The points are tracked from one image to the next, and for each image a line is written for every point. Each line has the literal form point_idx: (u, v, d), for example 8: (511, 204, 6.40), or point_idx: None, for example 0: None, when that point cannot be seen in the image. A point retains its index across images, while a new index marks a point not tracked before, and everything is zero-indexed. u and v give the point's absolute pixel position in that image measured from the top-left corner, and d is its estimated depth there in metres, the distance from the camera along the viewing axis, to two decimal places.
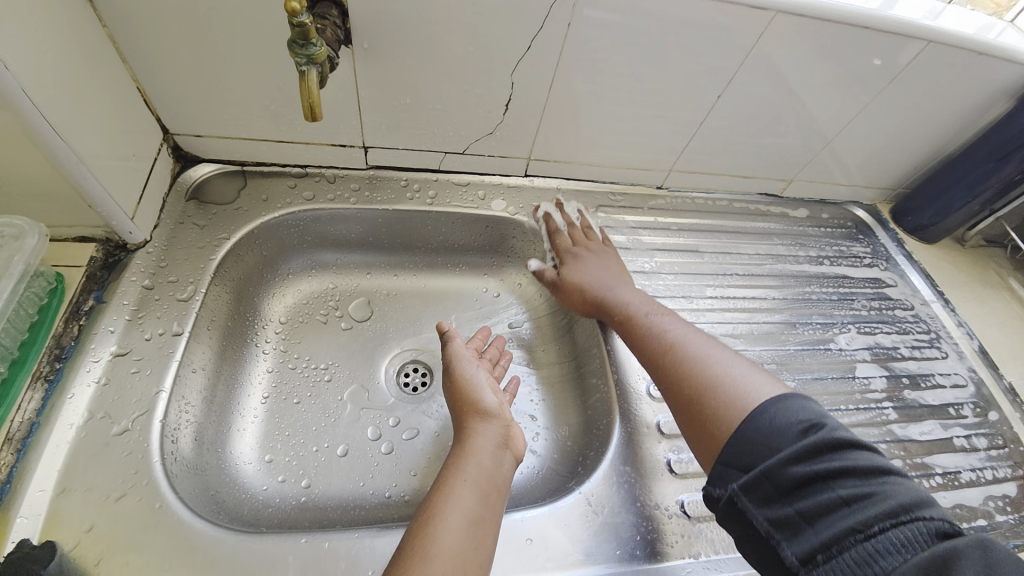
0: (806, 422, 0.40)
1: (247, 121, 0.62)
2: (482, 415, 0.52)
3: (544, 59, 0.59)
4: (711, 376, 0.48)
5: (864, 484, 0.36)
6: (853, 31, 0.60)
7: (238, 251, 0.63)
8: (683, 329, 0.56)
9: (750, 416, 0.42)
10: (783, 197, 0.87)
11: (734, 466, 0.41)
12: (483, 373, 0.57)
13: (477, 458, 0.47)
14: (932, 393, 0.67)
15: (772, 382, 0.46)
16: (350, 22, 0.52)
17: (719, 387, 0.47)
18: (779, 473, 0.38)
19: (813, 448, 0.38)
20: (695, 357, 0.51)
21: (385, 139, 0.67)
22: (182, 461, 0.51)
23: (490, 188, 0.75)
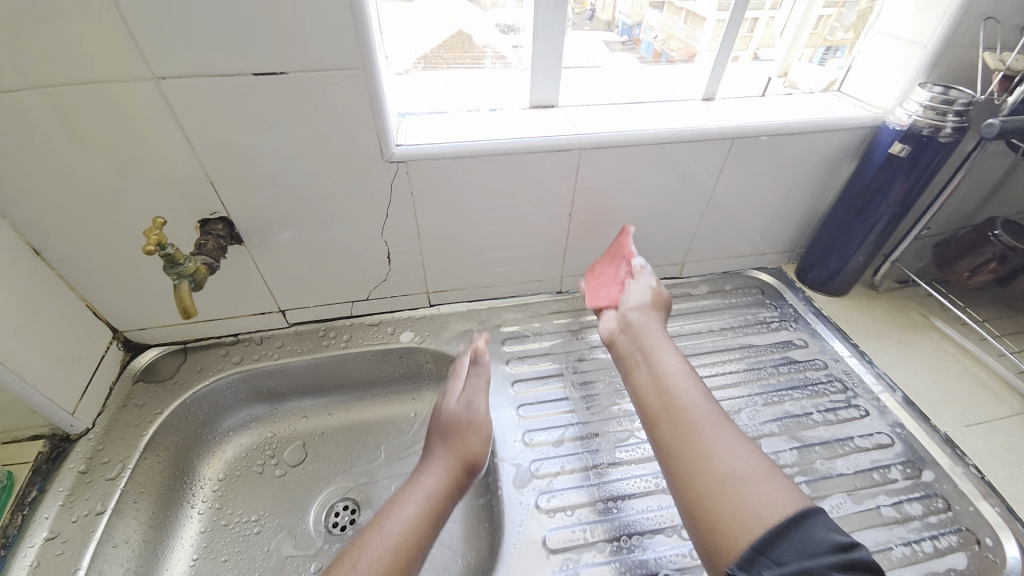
0: (827, 548, 0.43)
1: (180, 309, 0.75)
2: (446, 467, 0.63)
3: (405, 219, 0.70)
4: (737, 483, 0.50)
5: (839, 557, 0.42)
6: (660, 145, 0.71)
7: (171, 422, 0.72)
8: (717, 422, 0.56)
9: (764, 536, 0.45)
10: (683, 277, 0.92)
11: (757, 550, 0.44)
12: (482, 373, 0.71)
13: (368, 559, 0.52)
14: (847, 461, 0.65)
15: (791, 497, 0.48)
16: (236, 228, 0.65)
17: (742, 494, 0.49)
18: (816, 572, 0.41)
19: (849, 559, 0.42)
20: (738, 472, 0.51)
21: (297, 300, 0.78)
22: None
23: (400, 322, 0.83)
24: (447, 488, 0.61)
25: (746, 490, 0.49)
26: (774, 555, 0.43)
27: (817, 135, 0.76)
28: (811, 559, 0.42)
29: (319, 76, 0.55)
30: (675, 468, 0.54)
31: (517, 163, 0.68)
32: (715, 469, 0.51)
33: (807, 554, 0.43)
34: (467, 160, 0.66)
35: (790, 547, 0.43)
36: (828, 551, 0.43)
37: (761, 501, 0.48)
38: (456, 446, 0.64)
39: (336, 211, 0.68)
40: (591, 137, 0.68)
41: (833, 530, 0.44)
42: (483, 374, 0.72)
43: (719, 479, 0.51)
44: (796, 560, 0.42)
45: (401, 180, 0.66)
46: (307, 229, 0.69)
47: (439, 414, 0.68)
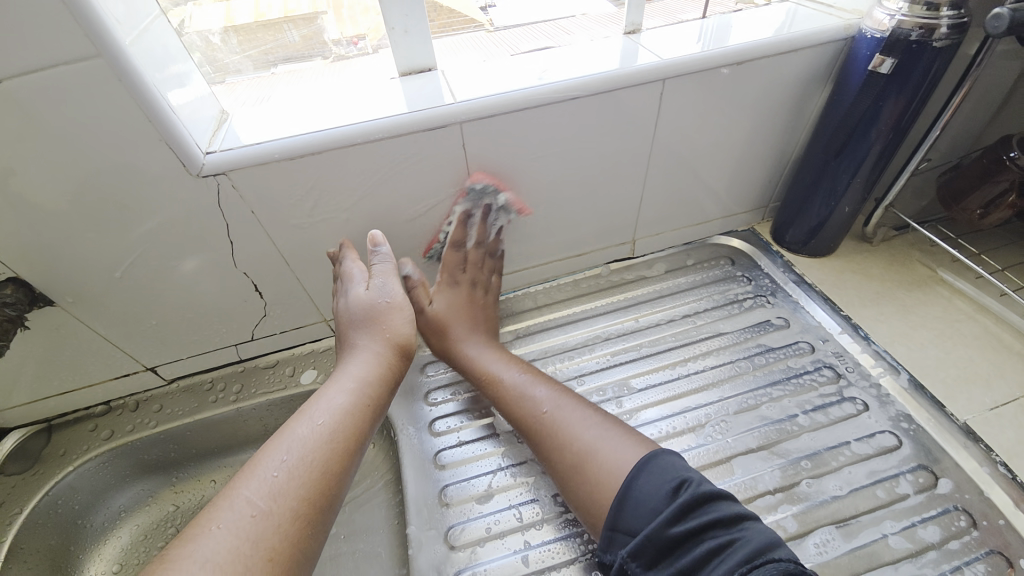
0: (677, 479, 0.43)
1: (21, 388, 0.62)
2: (343, 387, 0.48)
3: (261, 245, 0.56)
4: (577, 451, 0.50)
5: (727, 535, 0.39)
6: (570, 104, 0.55)
7: (35, 520, 0.60)
8: (562, 400, 0.55)
9: (630, 507, 0.43)
10: (638, 257, 0.77)
11: (619, 531, 0.43)
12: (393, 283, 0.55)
13: (289, 444, 0.42)
14: (837, 478, 0.53)
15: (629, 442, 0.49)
16: (37, 289, 0.52)
17: (585, 478, 0.48)
18: (655, 531, 0.40)
19: (682, 502, 0.41)
20: (569, 429, 0.52)
21: (164, 356, 0.64)
22: None
23: (300, 360, 0.70)
24: (344, 411, 0.46)
25: (599, 459, 0.48)
26: (625, 525, 0.43)
27: (773, 60, 0.59)
28: (650, 519, 0.41)
29: (48, 75, 0.39)
30: (532, 424, 0.54)
31: (383, 154, 0.52)
32: (572, 442, 0.50)
33: (649, 514, 0.42)
34: (310, 161, 0.50)
35: (636, 510, 0.43)
36: (665, 486, 0.43)
37: (621, 456, 0.47)
38: (360, 370, 0.51)
39: (161, 247, 0.53)
40: (472, 106, 0.52)
41: (681, 470, 0.44)
42: (389, 270, 0.55)
43: (572, 461, 0.50)
44: (644, 525, 0.42)
45: (229, 198, 0.51)
46: (135, 274, 0.54)
47: (346, 366, 0.51)
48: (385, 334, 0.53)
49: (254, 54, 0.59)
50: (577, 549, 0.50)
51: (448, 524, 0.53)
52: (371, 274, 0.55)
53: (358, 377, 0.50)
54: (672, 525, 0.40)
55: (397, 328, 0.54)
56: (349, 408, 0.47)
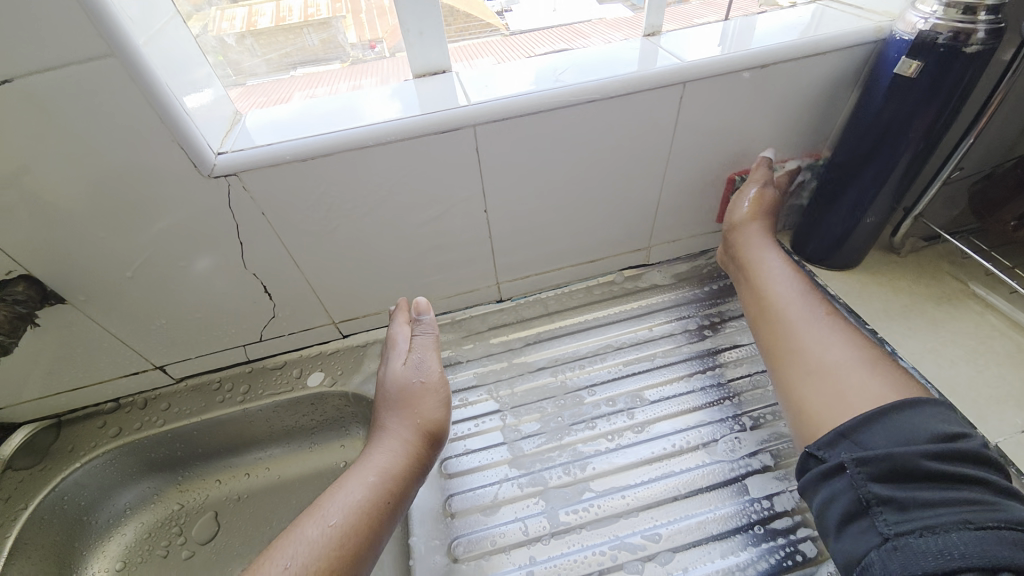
0: (951, 428, 0.40)
1: (30, 384, 0.62)
2: (368, 477, 0.50)
3: (271, 244, 0.55)
4: (804, 353, 0.51)
5: (972, 494, 0.37)
6: (586, 105, 0.53)
7: (41, 518, 0.60)
8: (835, 323, 0.52)
9: (881, 427, 0.41)
10: (653, 264, 0.75)
11: (845, 436, 0.42)
12: (430, 362, 0.59)
13: (298, 542, 0.44)
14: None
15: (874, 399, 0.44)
16: (49, 287, 0.52)
17: (833, 385, 0.48)
18: (903, 455, 0.38)
19: (950, 447, 0.38)
20: (808, 340, 0.52)
21: (173, 355, 0.64)
22: None
23: (307, 361, 0.69)
24: (358, 507, 0.47)
25: (840, 377, 0.48)
26: (862, 438, 0.41)
27: (798, 62, 0.57)
28: (904, 442, 0.39)
29: (60, 72, 0.39)
30: (789, 340, 0.53)
31: (394, 156, 0.51)
32: (821, 363, 0.49)
33: (900, 438, 0.39)
34: (320, 162, 0.50)
35: (884, 430, 0.40)
36: (945, 428, 0.40)
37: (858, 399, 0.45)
38: (385, 458, 0.52)
39: (171, 246, 0.53)
40: (485, 108, 0.51)
41: (964, 425, 0.40)
42: (429, 347, 0.60)
43: (810, 367, 0.50)
44: (888, 444, 0.39)
45: (239, 198, 0.50)
46: (145, 273, 0.54)
47: (373, 452, 0.53)
48: (413, 419, 0.55)
49: (274, 58, 0.59)
50: (583, 567, 0.48)
51: (451, 535, 0.51)
52: (415, 347, 0.60)
53: (383, 465, 0.51)
54: (927, 459, 0.38)
55: (426, 411, 0.55)
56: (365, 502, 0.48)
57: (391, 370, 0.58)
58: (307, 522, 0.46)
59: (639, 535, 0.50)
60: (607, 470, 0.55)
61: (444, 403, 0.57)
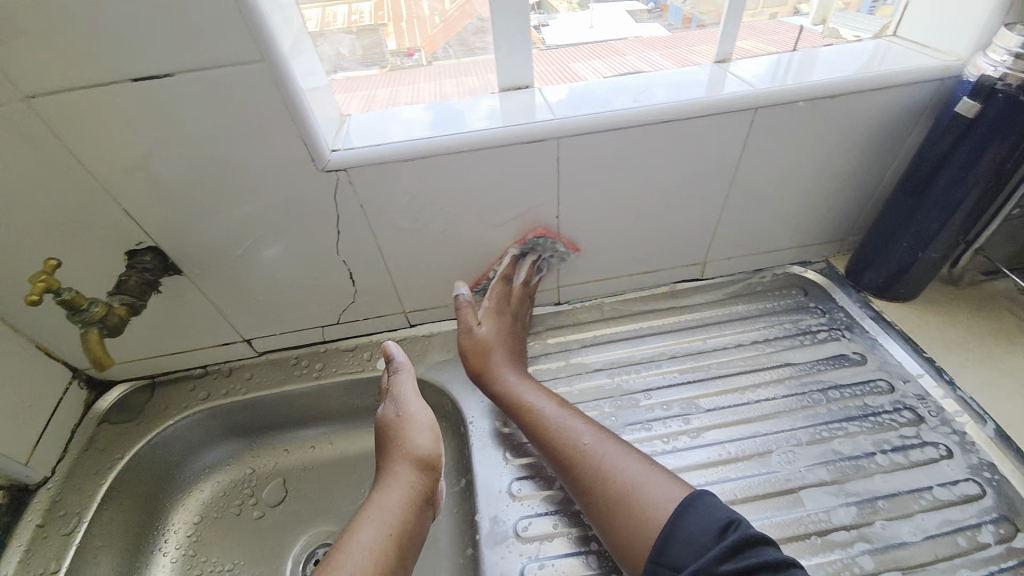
0: (725, 519, 0.45)
1: (135, 346, 0.69)
2: (373, 528, 0.53)
3: (364, 235, 0.61)
4: (595, 472, 0.52)
5: (785, 575, 0.41)
6: (661, 125, 0.57)
7: (134, 467, 0.67)
8: (603, 432, 0.56)
9: (676, 530, 0.45)
10: (708, 278, 0.78)
11: (661, 561, 0.45)
12: (424, 411, 0.61)
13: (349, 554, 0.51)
14: (911, 524, 0.53)
15: (667, 480, 0.50)
16: (171, 258, 0.58)
17: (636, 505, 0.49)
18: (704, 566, 0.42)
19: (729, 544, 0.43)
20: (609, 464, 0.52)
21: (261, 329, 0.71)
22: None
23: (377, 346, 0.75)
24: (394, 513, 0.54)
25: (642, 495, 0.49)
26: (671, 556, 0.45)
27: (867, 95, 0.59)
28: (699, 554, 0.43)
29: (219, 74, 0.46)
30: (567, 458, 0.54)
31: (483, 162, 0.56)
32: (615, 477, 0.51)
33: (695, 552, 0.44)
34: (419, 163, 0.55)
35: (684, 545, 0.44)
36: (714, 526, 0.44)
37: (659, 499, 0.48)
38: (389, 506, 0.55)
39: (279, 230, 0.59)
40: (569, 123, 0.55)
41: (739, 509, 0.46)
42: (407, 391, 0.62)
43: (616, 494, 0.50)
44: (690, 560, 0.43)
45: (345, 191, 0.56)
46: (253, 253, 0.60)
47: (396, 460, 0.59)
48: (407, 459, 0.58)
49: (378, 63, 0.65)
50: None
51: (517, 519, 0.55)
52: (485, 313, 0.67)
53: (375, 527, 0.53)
54: (724, 562, 0.42)
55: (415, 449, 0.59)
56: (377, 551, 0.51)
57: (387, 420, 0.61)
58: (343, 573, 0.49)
59: None
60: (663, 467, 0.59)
61: (433, 440, 0.60)
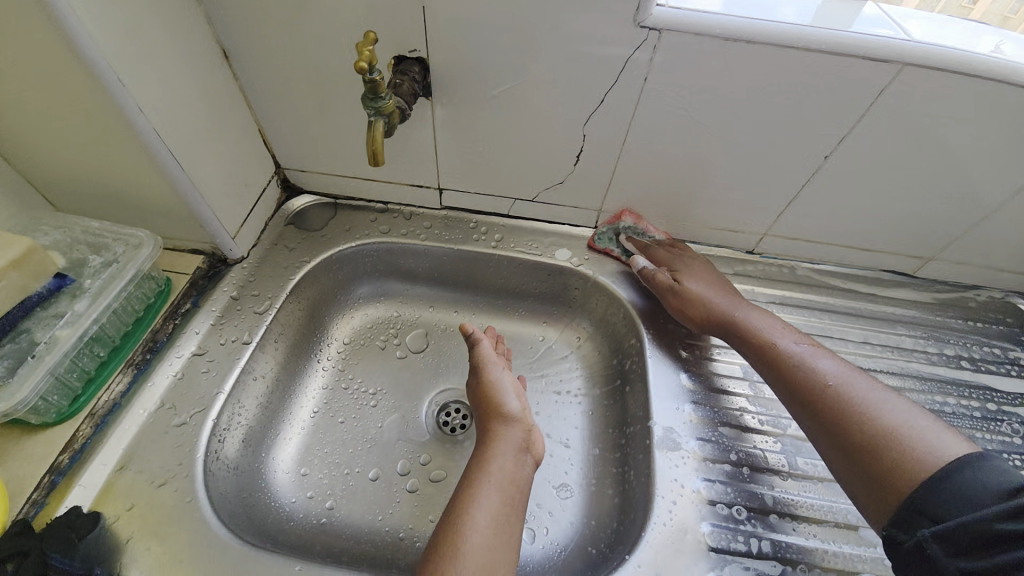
0: (1015, 484, 0.37)
1: (339, 160, 0.69)
2: (508, 464, 0.51)
3: (618, 112, 0.58)
4: (852, 412, 0.47)
5: None
6: (1006, 87, 0.50)
7: (314, 274, 0.68)
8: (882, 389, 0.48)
9: (939, 474, 0.40)
10: (917, 277, 0.72)
11: (919, 511, 0.39)
12: (507, 378, 0.58)
13: (500, 460, 0.51)
14: None
15: (950, 438, 0.43)
16: (430, 76, 0.57)
17: (887, 456, 0.43)
18: (976, 524, 0.36)
19: (1017, 505, 0.35)
20: (866, 405, 0.47)
21: (459, 182, 0.70)
22: (225, 463, 0.54)
23: (558, 237, 0.73)
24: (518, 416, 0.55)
25: (905, 444, 0.43)
26: (933, 508, 0.39)
27: None
28: (970, 509, 0.37)
29: None
30: (816, 395, 0.50)
31: (795, 69, 0.51)
32: (877, 417, 0.45)
33: (967, 504, 0.37)
34: (733, 48, 0.50)
35: (950, 495, 0.38)
36: (1001, 486, 0.37)
37: (937, 445, 0.42)
38: (513, 452, 0.52)
39: (546, 80, 0.56)
40: (920, 49, 0.49)
41: (1015, 477, 0.37)
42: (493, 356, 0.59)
43: (875, 436, 0.44)
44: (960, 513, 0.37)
45: (641, 55, 0.52)
46: (506, 96, 0.58)
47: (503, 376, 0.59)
48: (512, 428, 0.53)
49: None
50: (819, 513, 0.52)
51: (691, 437, 0.57)
52: (691, 270, 0.66)
53: (509, 453, 0.51)
54: (999, 522, 0.35)
55: (525, 419, 0.54)
56: (508, 481, 0.49)
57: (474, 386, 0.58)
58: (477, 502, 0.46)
59: None
60: None
61: (521, 407, 0.56)
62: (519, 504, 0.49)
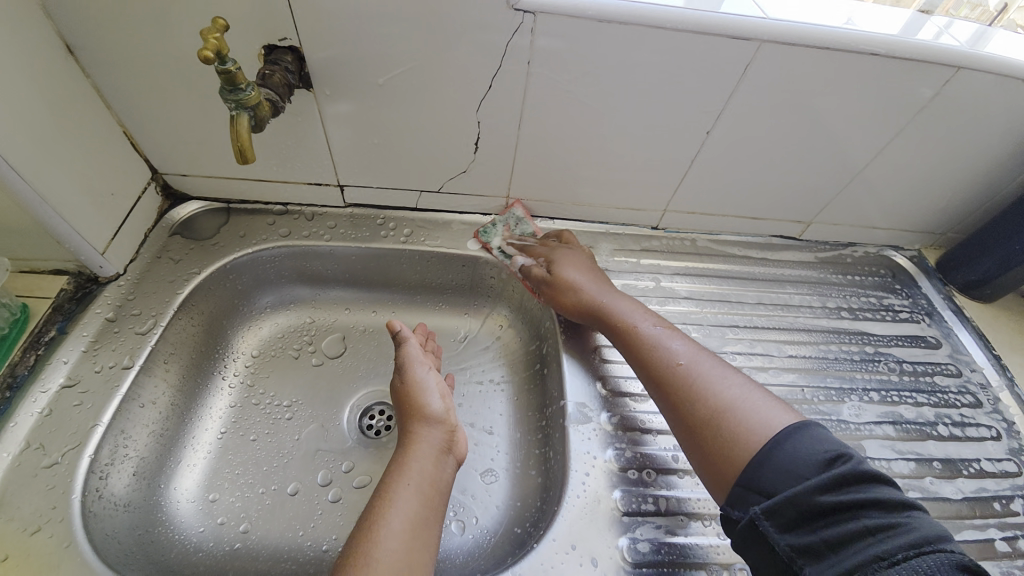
0: (832, 452, 0.42)
1: (224, 162, 0.64)
2: (425, 469, 0.47)
3: (509, 97, 0.58)
4: (693, 389, 0.50)
5: (886, 518, 0.38)
6: (849, 59, 0.55)
7: (208, 286, 0.64)
8: (725, 369, 0.52)
9: (769, 451, 0.43)
10: (802, 240, 0.78)
11: (753, 490, 0.42)
12: (432, 376, 0.54)
13: (420, 464, 0.47)
14: (954, 484, 0.57)
15: (781, 407, 0.47)
16: (307, 67, 0.54)
17: (720, 427, 0.47)
18: (800, 497, 0.40)
19: (836, 476, 0.40)
20: (707, 384, 0.50)
21: (359, 177, 0.67)
22: (110, 501, 0.50)
23: (469, 227, 0.73)
24: (443, 416, 0.51)
25: (739, 416, 0.46)
26: (759, 482, 0.42)
27: None
28: (792, 485, 0.41)
29: None
30: (666, 377, 0.53)
31: (666, 48, 0.53)
32: (711, 395, 0.49)
33: (791, 480, 0.41)
34: (608, 28, 0.52)
35: (776, 470, 0.42)
36: (818, 456, 0.42)
37: (771, 417, 0.46)
38: (433, 455, 0.48)
39: (432, 67, 0.55)
40: (775, 26, 0.52)
41: (841, 444, 0.42)
42: (417, 355, 0.54)
43: (710, 413, 0.48)
44: (784, 488, 0.41)
45: (523, 38, 0.52)
46: (394, 84, 0.56)
47: (427, 373, 0.54)
48: (433, 430, 0.49)
49: None
50: None
51: (603, 410, 0.59)
52: (561, 255, 0.68)
53: (428, 456, 0.48)
54: (820, 494, 0.40)
55: (448, 420, 0.51)
56: (424, 488, 0.45)
57: (397, 389, 0.53)
58: (388, 512, 0.43)
59: None
60: None
61: (445, 407, 0.52)
62: (436, 510, 0.45)
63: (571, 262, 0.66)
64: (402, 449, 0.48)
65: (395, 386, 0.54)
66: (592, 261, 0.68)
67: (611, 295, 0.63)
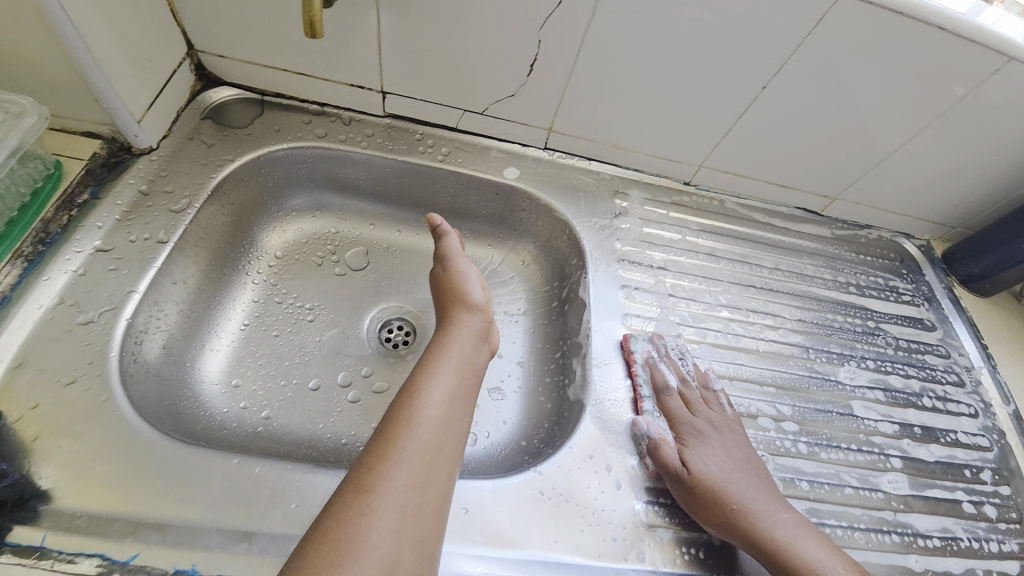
0: None
1: (266, 46, 0.61)
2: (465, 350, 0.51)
3: (576, 20, 0.56)
4: None
5: None
6: (922, 31, 0.54)
7: (240, 176, 0.62)
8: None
9: None
10: (824, 215, 0.80)
11: None
12: (472, 270, 0.59)
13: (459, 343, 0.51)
14: (927, 448, 0.62)
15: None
16: None
17: None
18: None
19: None
20: None
21: (404, 87, 0.65)
22: (144, 367, 0.50)
23: (506, 155, 0.72)
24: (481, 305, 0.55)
25: None
26: None
27: None
28: None
29: None
30: None
31: None
32: None
33: None
34: None
35: None
36: None
37: None
38: (473, 340, 0.52)
39: None
40: None
41: None
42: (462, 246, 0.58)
43: None
44: None
45: None
46: None
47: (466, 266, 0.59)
48: (474, 316, 0.54)
49: None
50: (723, 404, 0.59)
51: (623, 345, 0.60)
52: (702, 436, 0.53)
53: (468, 339, 0.52)
54: None
55: (487, 310, 0.56)
56: (464, 365, 0.48)
57: (442, 274, 0.57)
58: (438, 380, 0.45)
59: (770, 405, 0.60)
60: (754, 350, 0.64)
61: (484, 299, 0.56)
62: (473, 387, 0.48)
63: (717, 450, 0.52)
64: (444, 329, 0.52)
65: (436, 274, 0.58)
66: (742, 443, 0.54)
67: (766, 501, 0.49)
